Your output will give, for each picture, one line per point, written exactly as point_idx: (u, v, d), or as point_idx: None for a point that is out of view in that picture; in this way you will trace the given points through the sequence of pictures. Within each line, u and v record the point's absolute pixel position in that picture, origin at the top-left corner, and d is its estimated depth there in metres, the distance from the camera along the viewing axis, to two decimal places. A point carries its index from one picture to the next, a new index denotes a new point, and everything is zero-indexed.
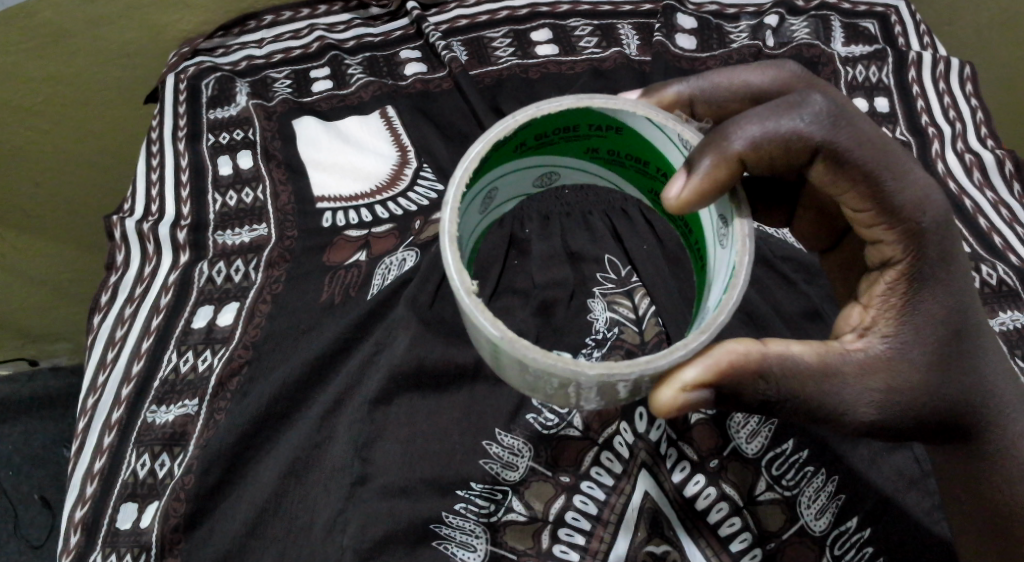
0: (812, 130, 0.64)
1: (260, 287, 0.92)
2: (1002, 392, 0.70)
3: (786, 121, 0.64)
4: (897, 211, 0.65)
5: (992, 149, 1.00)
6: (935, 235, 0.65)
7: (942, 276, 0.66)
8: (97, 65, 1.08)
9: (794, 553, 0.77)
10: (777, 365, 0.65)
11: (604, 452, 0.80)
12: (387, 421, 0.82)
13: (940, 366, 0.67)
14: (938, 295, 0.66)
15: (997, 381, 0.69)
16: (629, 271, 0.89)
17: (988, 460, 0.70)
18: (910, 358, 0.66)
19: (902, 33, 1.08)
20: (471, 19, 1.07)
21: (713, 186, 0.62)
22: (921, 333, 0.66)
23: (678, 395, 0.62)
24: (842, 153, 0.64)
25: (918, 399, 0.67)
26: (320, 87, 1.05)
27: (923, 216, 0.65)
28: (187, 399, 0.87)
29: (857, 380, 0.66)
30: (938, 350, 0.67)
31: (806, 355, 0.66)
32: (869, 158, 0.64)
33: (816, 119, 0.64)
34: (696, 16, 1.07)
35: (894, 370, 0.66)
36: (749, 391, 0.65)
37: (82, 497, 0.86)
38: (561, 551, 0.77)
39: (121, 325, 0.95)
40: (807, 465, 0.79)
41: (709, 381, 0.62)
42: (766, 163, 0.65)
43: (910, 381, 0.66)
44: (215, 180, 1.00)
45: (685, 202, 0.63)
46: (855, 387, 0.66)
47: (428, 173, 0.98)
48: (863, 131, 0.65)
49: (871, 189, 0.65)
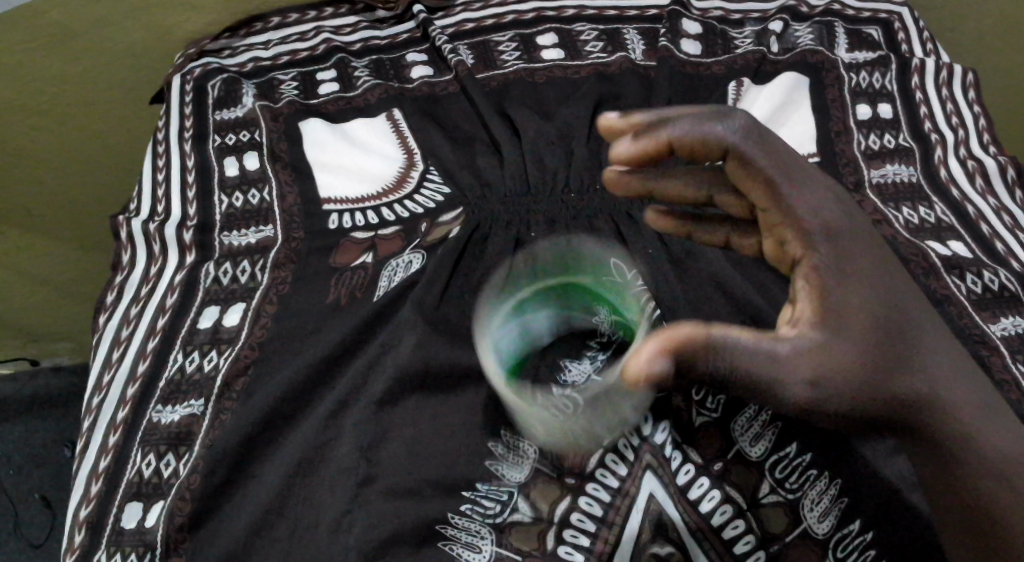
0: (727, 137, 0.63)
1: (266, 288, 0.92)
2: (948, 394, 0.63)
3: (704, 128, 0.64)
4: (800, 218, 0.62)
5: (995, 155, 1.01)
6: (848, 236, 0.62)
7: (866, 269, 0.62)
8: (101, 69, 1.09)
9: (798, 555, 0.77)
10: (718, 341, 0.57)
11: (609, 455, 0.81)
12: (394, 422, 0.82)
13: (873, 354, 0.60)
14: (864, 282, 0.61)
15: (942, 380, 0.63)
16: (635, 274, 0.88)
17: (956, 466, 0.63)
18: (844, 344, 0.60)
19: (906, 40, 1.08)
20: (478, 24, 1.08)
21: (641, 151, 0.65)
22: (853, 324, 0.60)
23: (648, 362, 0.56)
24: (747, 156, 0.63)
25: (856, 390, 0.60)
26: (327, 89, 1.05)
27: (831, 218, 0.62)
28: (193, 399, 0.88)
29: (788, 367, 0.59)
30: (871, 342, 0.60)
31: (746, 334, 0.58)
32: (772, 165, 0.63)
33: (732, 128, 0.64)
34: (702, 22, 1.07)
35: (827, 358, 0.59)
36: (692, 371, 0.58)
37: (87, 496, 0.87)
38: (566, 552, 0.77)
39: (127, 326, 0.95)
40: (811, 468, 0.79)
41: (671, 352, 0.56)
42: (685, 153, 0.65)
43: (847, 370, 0.59)
44: (222, 181, 1.00)
45: (619, 158, 0.66)
46: (786, 374, 0.59)
47: (435, 176, 0.98)
48: (773, 145, 0.64)
49: (773, 191, 0.63)
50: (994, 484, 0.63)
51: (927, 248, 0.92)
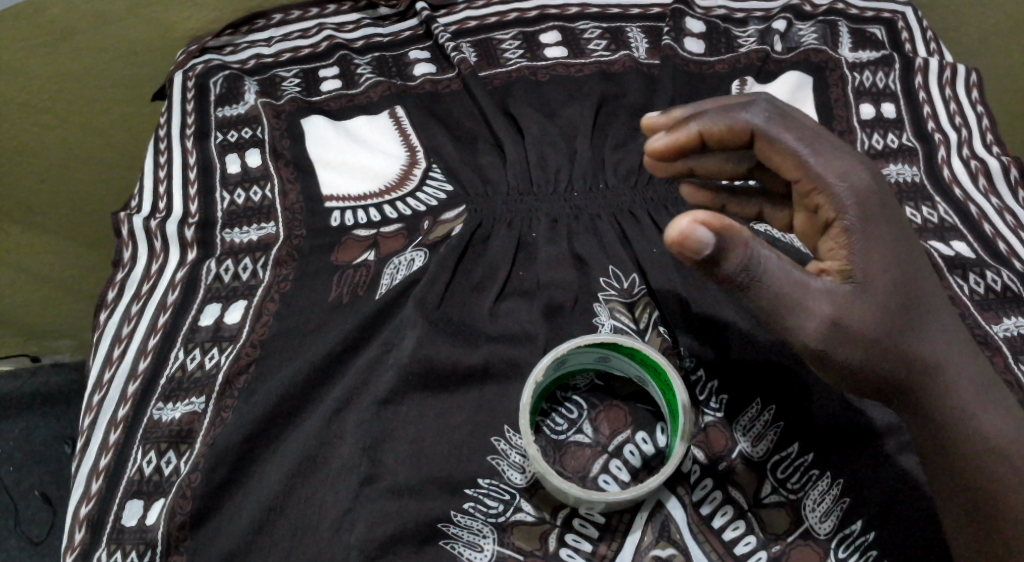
0: (754, 121, 0.70)
1: (268, 285, 0.92)
2: (957, 362, 0.70)
3: (734, 115, 0.70)
4: (830, 187, 0.67)
5: (998, 155, 1.01)
6: (880, 203, 0.68)
7: (892, 238, 0.68)
8: (102, 65, 1.09)
9: (799, 555, 0.77)
10: (758, 253, 0.65)
11: (613, 460, 0.80)
12: (397, 420, 0.82)
13: (892, 314, 0.67)
14: (888, 246, 0.67)
15: (952, 350, 0.69)
16: (633, 279, 0.89)
17: (960, 431, 0.69)
18: (865, 301, 0.67)
19: (910, 39, 1.08)
20: (481, 22, 1.08)
21: (675, 147, 0.74)
22: (874, 283, 0.67)
23: (693, 224, 0.64)
24: (773, 134, 0.69)
25: (874, 342, 0.67)
26: (329, 86, 1.05)
27: (862, 185, 0.68)
28: (194, 397, 0.87)
29: (811, 311, 0.66)
30: (891, 303, 0.67)
31: (780, 259, 0.66)
32: (801, 139, 0.68)
33: (761, 112, 0.70)
34: (706, 20, 1.06)
35: (847, 309, 0.66)
36: (726, 274, 0.65)
37: (87, 493, 0.86)
38: (567, 555, 0.78)
39: (128, 323, 0.95)
40: (813, 469, 0.79)
41: (716, 229, 0.64)
42: (717, 139, 0.72)
43: (866, 321, 0.66)
44: (224, 178, 1.00)
45: (655, 150, 0.75)
46: (808, 316, 0.66)
47: (437, 174, 0.97)
48: (803, 126, 0.69)
49: (803, 163, 0.68)
50: (987, 452, 0.69)
51: (929, 247, 0.92)
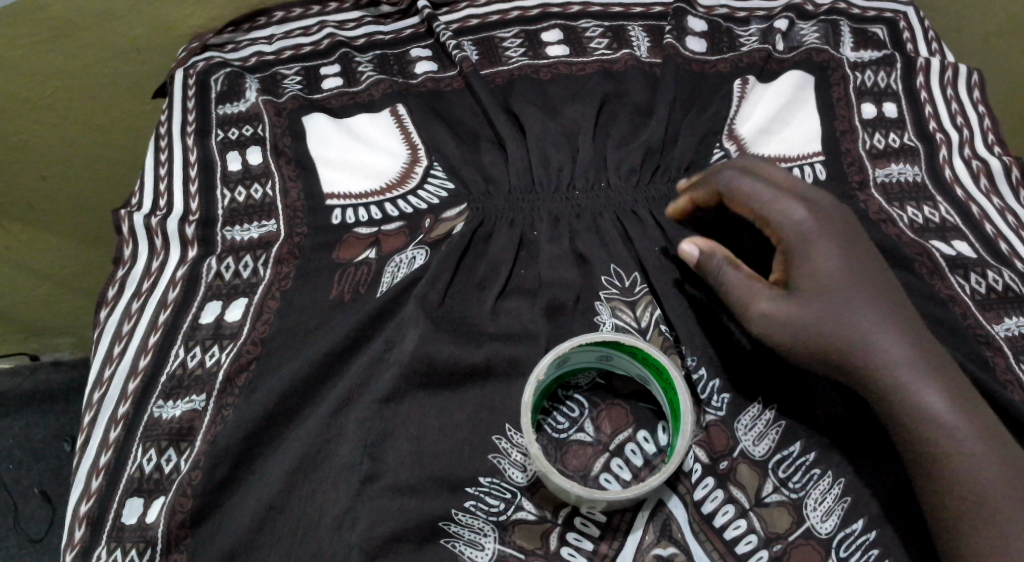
0: (721, 181, 0.84)
1: (270, 282, 0.92)
2: (900, 352, 0.74)
3: (711, 178, 0.85)
4: (773, 218, 0.80)
5: (1000, 155, 1.01)
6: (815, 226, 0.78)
7: (826, 249, 0.77)
8: (101, 62, 1.08)
9: (800, 555, 0.77)
10: (720, 269, 0.82)
11: (614, 459, 0.81)
12: (398, 419, 0.82)
13: (822, 306, 0.76)
14: (824, 255, 0.77)
15: (892, 340, 0.74)
16: (635, 279, 0.89)
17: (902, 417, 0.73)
18: (795, 298, 0.77)
19: (911, 39, 1.08)
20: (482, 19, 1.07)
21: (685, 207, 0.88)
22: (804, 283, 0.77)
23: (692, 246, 0.84)
24: (733, 189, 0.83)
25: (804, 332, 0.76)
26: (331, 84, 1.04)
27: (799, 216, 0.79)
28: (194, 395, 0.87)
29: (748, 311, 0.79)
30: (819, 297, 0.76)
31: (734, 271, 0.81)
32: (751, 186, 0.81)
33: (729, 174, 0.84)
34: (707, 19, 1.06)
35: (782, 306, 0.77)
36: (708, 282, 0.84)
37: (87, 491, 0.86)
38: (569, 553, 0.78)
39: (128, 320, 0.95)
40: (814, 468, 0.79)
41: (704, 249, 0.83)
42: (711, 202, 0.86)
43: (793, 314, 0.76)
44: (225, 175, 1.00)
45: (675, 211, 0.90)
46: (745, 315, 0.79)
47: (438, 172, 0.97)
48: (759, 179, 0.82)
49: (752, 206, 0.81)
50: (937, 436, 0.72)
51: (931, 247, 0.92)
